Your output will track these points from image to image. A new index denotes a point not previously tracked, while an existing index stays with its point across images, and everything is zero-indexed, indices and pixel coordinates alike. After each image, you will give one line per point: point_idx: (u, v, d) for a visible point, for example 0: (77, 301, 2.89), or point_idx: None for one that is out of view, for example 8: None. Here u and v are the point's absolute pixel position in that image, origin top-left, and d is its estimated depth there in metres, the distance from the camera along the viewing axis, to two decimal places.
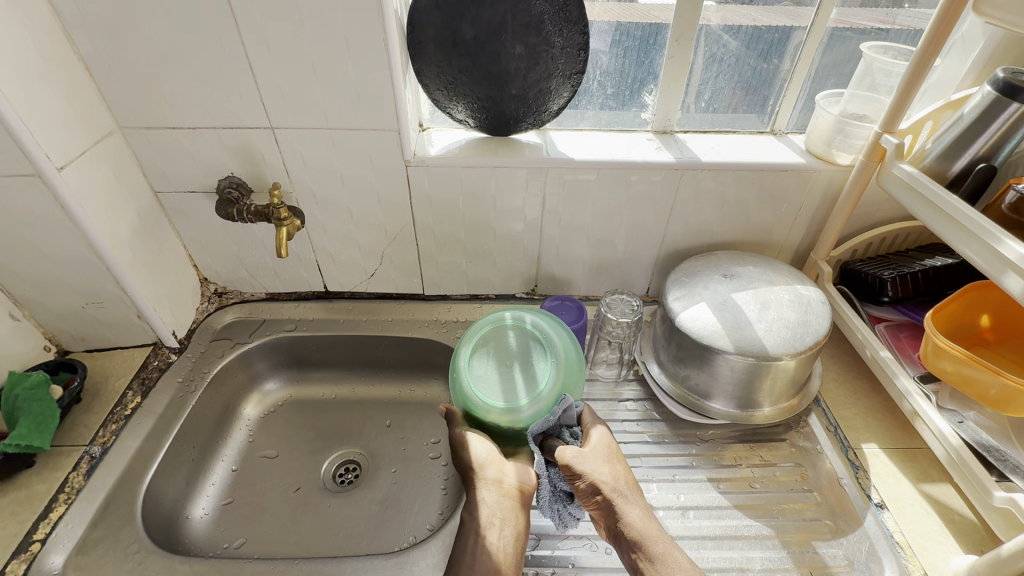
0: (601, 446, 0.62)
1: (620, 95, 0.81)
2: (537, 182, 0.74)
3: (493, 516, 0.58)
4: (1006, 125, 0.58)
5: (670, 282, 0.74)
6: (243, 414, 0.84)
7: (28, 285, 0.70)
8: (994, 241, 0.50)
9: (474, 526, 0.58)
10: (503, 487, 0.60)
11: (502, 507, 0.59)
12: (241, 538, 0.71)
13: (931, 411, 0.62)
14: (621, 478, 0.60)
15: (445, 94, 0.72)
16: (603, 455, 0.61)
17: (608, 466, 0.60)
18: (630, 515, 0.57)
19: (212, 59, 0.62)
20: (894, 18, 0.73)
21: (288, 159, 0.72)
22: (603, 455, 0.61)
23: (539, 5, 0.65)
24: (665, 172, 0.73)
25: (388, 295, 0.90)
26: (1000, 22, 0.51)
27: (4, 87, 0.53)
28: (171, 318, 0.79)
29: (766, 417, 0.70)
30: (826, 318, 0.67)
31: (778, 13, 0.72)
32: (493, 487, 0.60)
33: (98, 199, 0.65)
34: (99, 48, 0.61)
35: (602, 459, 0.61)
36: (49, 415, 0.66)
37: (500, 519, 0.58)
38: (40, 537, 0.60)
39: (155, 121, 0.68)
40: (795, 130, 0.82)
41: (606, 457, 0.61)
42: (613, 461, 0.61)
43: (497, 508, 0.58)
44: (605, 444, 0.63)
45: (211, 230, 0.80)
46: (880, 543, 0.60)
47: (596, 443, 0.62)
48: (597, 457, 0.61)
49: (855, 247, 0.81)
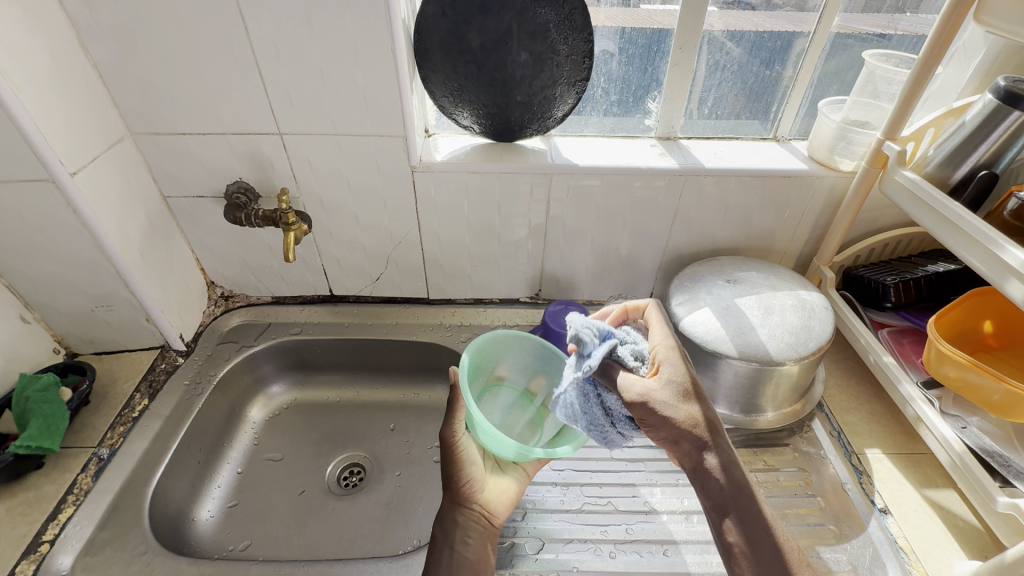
0: (679, 370, 0.53)
1: (624, 103, 0.82)
2: (541, 188, 0.75)
3: (465, 534, 0.58)
4: (1007, 134, 0.59)
5: (674, 287, 0.75)
6: (249, 417, 0.85)
7: (38, 288, 0.71)
8: (996, 248, 0.50)
9: (447, 539, 0.58)
10: (480, 512, 0.61)
11: (477, 527, 0.60)
12: (246, 540, 0.71)
13: (935, 417, 0.62)
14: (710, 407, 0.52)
15: (450, 101, 0.73)
16: (683, 382, 0.52)
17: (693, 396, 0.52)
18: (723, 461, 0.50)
19: (222, 66, 0.63)
20: (896, 25, 0.74)
21: (296, 165, 0.72)
22: (684, 385, 0.52)
23: (545, 14, 0.65)
24: (669, 178, 0.74)
25: (392, 299, 0.91)
26: (1001, 32, 0.51)
27: (20, 94, 0.54)
28: (178, 321, 0.80)
29: (769, 422, 0.71)
30: (829, 323, 0.67)
31: (779, 21, 0.73)
32: (472, 508, 0.61)
33: (109, 203, 0.66)
34: (112, 55, 0.62)
35: (685, 388, 0.52)
36: (59, 417, 0.66)
37: (474, 539, 0.58)
38: (49, 538, 0.60)
39: (165, 126, 0.68)
40: (797, 136, 0.83)
41: (690, 382, 0.53)
42: (697, 387, 0.53)
43: (470, 532, 0.59)
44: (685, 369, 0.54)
45: (219, 234, 0.80)
46: (884, 549, 0.60)
47: (671, 367, 0.54)
48: (679, 387, 0.52)
49: (858, 253, 0.82)
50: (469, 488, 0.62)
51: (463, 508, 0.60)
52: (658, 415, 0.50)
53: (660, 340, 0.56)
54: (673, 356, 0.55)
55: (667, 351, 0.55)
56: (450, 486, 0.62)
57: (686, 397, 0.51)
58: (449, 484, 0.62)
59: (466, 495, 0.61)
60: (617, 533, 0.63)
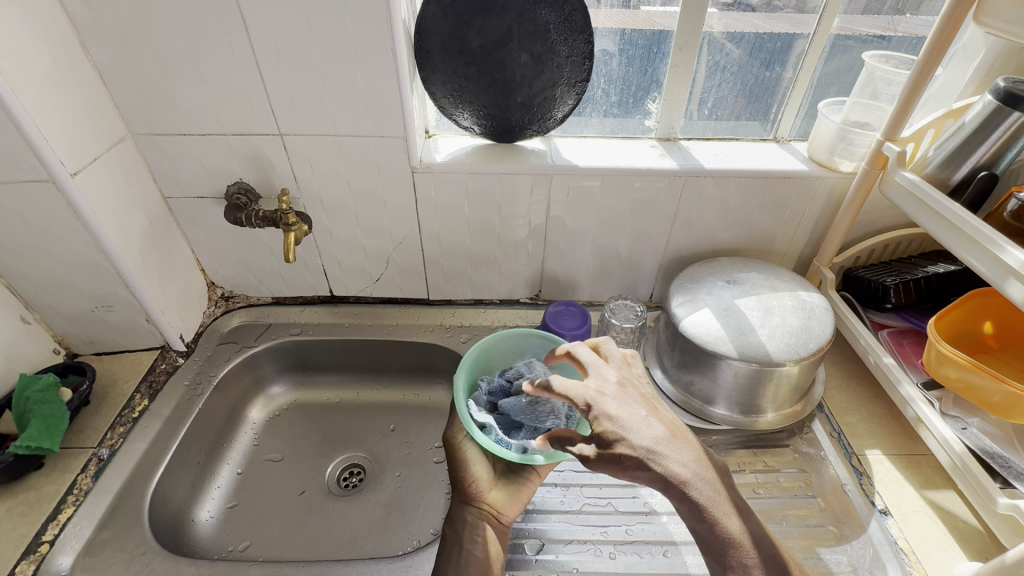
0: (611, 413, 0.51)
1: (624, 103, 0.82)
2: (541, 189, 0.75)
3: (473, 532, 0.59)
4: (1007, 135, 0.59)
5: (674, 288, 0.75)
6: (249, 418, 0.85)
7: (39, 288, 0.71)
8: (996, 249, 0.50)
9: (456, 537, 0.59)
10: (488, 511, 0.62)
11: (485, 525, 0.61)
12: (246, 541, 0.71)
13: (935, 418, 0.62)
14: (652, 434, 0.50)
15: (451, 101, 0.73)
16: (620, 423, 0.50)
17: (635, 432, 0.50)
18: (688, 487, 0.50)
19: (223, 67, 0.63)
20: (896, 26, 0.74)
21: (296, 166, 0.73)
22: (619, 424, 0.50)
23: (545, 15, 0.66)
24: (669, 179, 0.74)
25: (393, 300, 0.91)
26: (1000, 33, 0.51)
27: (20, 94, 0.54)
28: (179, 322, 0.80)
29: (769, 423, 0.70)
30: (829, 324, 0.67)
31: (779, 22, 0.73)
32: (480, 507, 0.62)
33: (109, 204, 0.66)
34: (113, 56, 0.62)
35: (622, 426, 0.50)
36: (58, 417, 0.66)
37: (481, 536, 0.59)
38: (48, 539, 0.60)
39: (166, 127, 0.69)
40: (797, 137, 0.83)
41: (626, 418, 0.51)
42: (635, 420, 0.51)
43: (477, 530, 0.60)
44: (615, 409, 0.51)
45: (220, 235, 0.80)
46: (884, 550, 0.60)
47: (601, 409, 0.51)
48: (618, 427, 0.50)
49: (858, 254, 0.82)
50: (475, 487, 0.64)
51: (469, 508, 0.62)
52: (612, 463, 0.50)
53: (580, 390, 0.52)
54: (601, 394, 0.52)
55: (594, 396, 0.52)
56: (458, 488, 0.64)
57: (630, 439, 0.49)
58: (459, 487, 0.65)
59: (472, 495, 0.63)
60: (617, 534, 0.63)
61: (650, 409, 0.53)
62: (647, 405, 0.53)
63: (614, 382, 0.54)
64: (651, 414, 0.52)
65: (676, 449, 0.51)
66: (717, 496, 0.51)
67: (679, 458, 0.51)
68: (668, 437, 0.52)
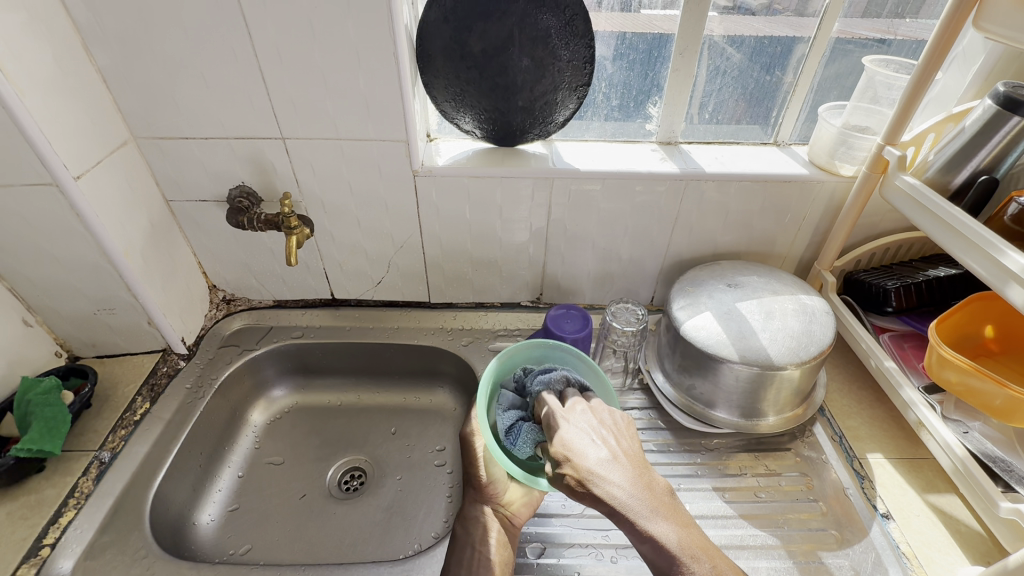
0: (562, 435, 0.51)
1: (625, 107, 0.82)
2: (542, 192, 0.75)
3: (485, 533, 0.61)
4: (1007, 139, 0.59)
5: (675, 291, 0.75)
6: (250, 421, 0.85)
7: (41, 291, 0.71)
8: (997, 252, 0.50)
9: (469, 538, 0.61)
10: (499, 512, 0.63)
11: (497, 525, 0.62)
12: (246, 545, 0.71)
13: (936, 422, 0.62)
14: (596, 456, 0.49)
15: (452, 105, 0.73)
16: (568, 445, 0.51)
17: (581, 453, 0.49)
18: (621, 506, 0.47)
19: (226, 71, 0.64)
20: (896, 31, 0.75)
21: (299, 169, 0.73)
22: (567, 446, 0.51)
23: (547, 20, 0.66)
24: (670, 182, 0.74)
25: (394, 303, 0.91)
26: (1000, 38, 0.52)
27: (25, 99, 0.54)
28: (180, 325, 0.80)
29: (771, 426, 0.70)
30: (831, 328, 0.67)
31: (780, 26, 0.73)
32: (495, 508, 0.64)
33: (112, 206, 0.66)
34: (117, 61, 0.63)
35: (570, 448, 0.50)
36: (60, 420, 0.66)
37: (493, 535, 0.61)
38: (49, 542, 0.60)
39: (169, 130, 0.69)
40: (797, 141, 0.83)
41: (574, 442, 0.51)
42: (585, 443, 0.51)
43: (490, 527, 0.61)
44: (568, 431, 0.52)
45: (222, 238, 0.81)
46: (886, 554, 0.60)
47: (553, 432, 0.52)
48: (567, 449, 0.50)
49: (859, 258, 0.82)
50: (492, 488, 0.65)
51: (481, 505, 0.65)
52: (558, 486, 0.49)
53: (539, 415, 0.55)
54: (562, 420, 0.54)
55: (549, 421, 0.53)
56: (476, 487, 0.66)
57: (572, 460, 0.49)
58: (476, 487, 0.66)
59: (485, 493, 0.65)
60: (618, 537, 0.63)
61: (606, 434, 0.52)
62: (604, 430, 0.52)
63: (578, 411, 0.55)
64: (604, 438, 0.51)
65: (620, 472, 0.49)
66: (659, 517, 0.46)
67: (621, 481, 0.48)
68: (616, 461, 0.50)
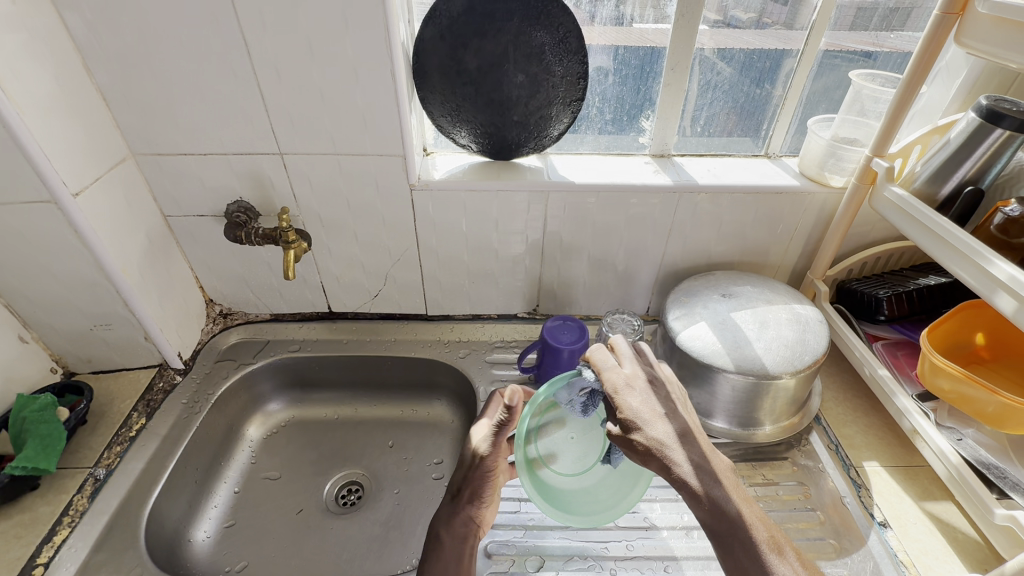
0: (630, 404, 0.52)
1: (618, 121, 0.83)
2: (538, 206, 0.76)
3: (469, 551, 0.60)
4: (991, 150, 0.60)
5: (670, 302, 0.76)
6: (246, 436, 0.84)
7: (37, 307, 0.71)
8: (983, 261, 0.51)
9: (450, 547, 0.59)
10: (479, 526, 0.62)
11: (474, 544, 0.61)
12: (242, 562, 0.71)
13: (930, 429, 0.62)
14: (666, 430, 0.51)
15: (448, 120, 0.74)
16: (637, 415, 0.51)
17: (650, 423, 0.51)
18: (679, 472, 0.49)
19: (225, 88, 0.64)
20: (883, 42, 0.76)
21: (297, 185, 0.73)
22: (637, 413, 0.52)
23: (540, 38, 0.68)
24: (664, 195, 0.75)
25: (391, 316, 0.91)
26: (980, 53, 0.53)
27: (24, 116, 0.55)
28: (177, 339, 0.80)
29: (767, 435, 0.70)
30: (824, 337, 0.68)
31: (770, 37, 0.75)
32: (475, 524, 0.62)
33: (109, 222, 0.66)
34: (117, 79, 0.63)
35: (638, 413, 0.51)
36: (56, 437, 0.66)
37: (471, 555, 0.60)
38: (43, 561, 0.59)
39: (168, 147, 0.69)
40: (788, 153, 0.85)
41: (642, 411, 0.52)
42: (652, 415, 0.52)
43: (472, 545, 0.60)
44: (636, 402, 0.52)
45: (220, 253, 0.81)
46: (884, 562, 0.60)
47: (620, 398, 0.53)
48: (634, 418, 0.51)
49: (850, 267, 0.83)
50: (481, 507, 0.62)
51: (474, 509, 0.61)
52: (623, 442, 0.51)
53: (614, 375, 0.54)
54: (628, 388, 0.54)
55: (619, 387, 0.53)
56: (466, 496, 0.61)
57: (643, 427, 0.51)
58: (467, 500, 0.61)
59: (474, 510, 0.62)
60: (618, 549, 0.63)
61: (672, 404, 0.53)
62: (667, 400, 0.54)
63: (639, 385, 0.54)
64: (672, 413, 0.53)
65: (685, 444, 0.51)
66: (718, 485, 0.50)
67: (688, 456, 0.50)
68: (685, 437, 0.52)
